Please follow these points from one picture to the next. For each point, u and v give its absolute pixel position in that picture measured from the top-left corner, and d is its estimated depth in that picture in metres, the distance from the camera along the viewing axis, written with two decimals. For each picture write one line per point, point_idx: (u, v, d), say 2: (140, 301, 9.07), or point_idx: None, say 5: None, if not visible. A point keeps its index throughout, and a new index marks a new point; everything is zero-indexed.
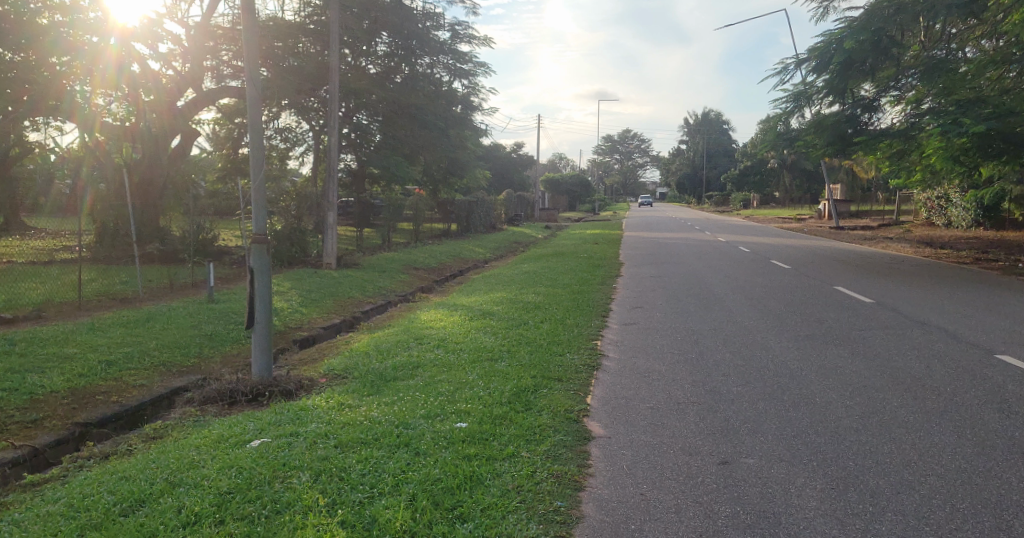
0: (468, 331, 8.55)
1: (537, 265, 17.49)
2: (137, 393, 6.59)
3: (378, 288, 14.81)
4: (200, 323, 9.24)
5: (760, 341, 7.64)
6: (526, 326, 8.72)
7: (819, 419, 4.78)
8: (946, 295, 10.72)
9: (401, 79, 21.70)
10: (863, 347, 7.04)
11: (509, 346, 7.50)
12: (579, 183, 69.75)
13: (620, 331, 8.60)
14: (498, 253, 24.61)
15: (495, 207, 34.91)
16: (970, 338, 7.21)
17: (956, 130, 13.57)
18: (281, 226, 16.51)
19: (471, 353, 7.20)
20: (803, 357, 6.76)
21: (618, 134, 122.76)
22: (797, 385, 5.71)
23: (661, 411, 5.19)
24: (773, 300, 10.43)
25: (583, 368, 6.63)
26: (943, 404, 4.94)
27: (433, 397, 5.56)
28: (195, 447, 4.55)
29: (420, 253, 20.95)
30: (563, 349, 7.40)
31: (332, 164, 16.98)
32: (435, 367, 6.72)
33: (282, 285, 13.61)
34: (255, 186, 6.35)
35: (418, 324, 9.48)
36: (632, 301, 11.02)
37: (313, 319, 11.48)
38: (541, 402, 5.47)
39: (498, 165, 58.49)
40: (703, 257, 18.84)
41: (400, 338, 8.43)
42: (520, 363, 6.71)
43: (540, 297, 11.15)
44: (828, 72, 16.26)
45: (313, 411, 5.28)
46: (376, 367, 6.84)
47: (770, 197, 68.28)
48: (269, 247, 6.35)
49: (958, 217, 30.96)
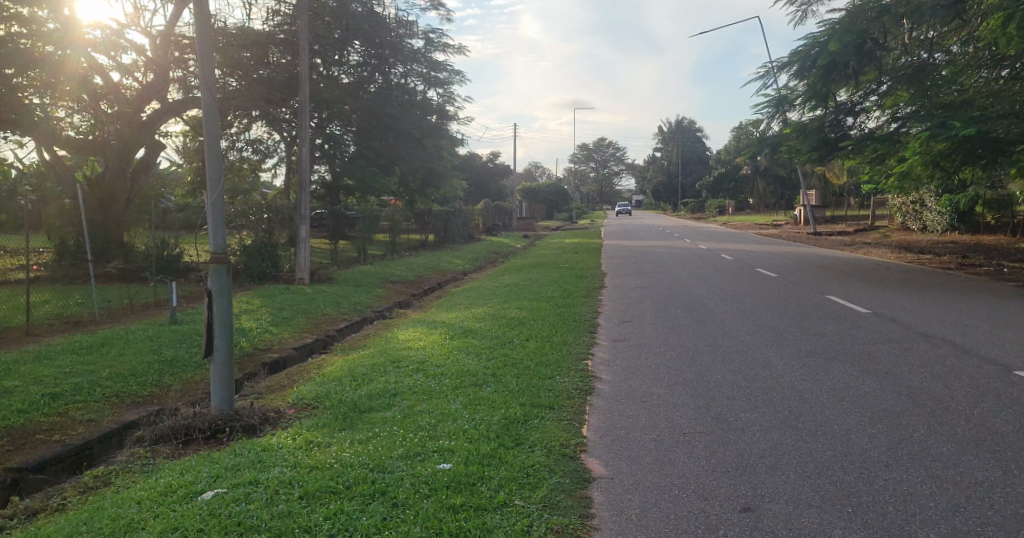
0: (449, 352, 8.00)
1: (518, 276, 16.99)
2: (83, 430, 5.92)
3: (354, 304, 14.20)
4: (159, 347, 8.56)
5: (761, 357, 7.20)
6: (511, 345, 8.18)
7: (842, 451, 4.32)
8: (941, 304, 10.43)
9: (375, 89, 20.92)
10: (871, 364, 6.64)
11: (494, 368, 6.98)
12: (556, 191, 69.44)
13: (611, 349, 8.11)
14: (477, 265, 24.09)
15: (472, 217, 34.36)
16: (983, 352, 6.85)
17: (944, 134, 13.34)
18: (251, 240, 15.85)
19: (452, 378, 6.66)
20: (809, 376, 6.32)
21: (593, 143, 122.80)
22: (810, 410, 5.27)
23: (667, 444, 4.69)
24: (767, 312, 10.03)
25: (576, 393, 6.13)
26: (974, 432, 4.52)
27: (412, 432, 5.00)
28: (137, 502, 3.92)
29: (398, 266, 20.34)
30: (552, 371, 6.87)
31: (305, 177, 16.36)
32: (414, 394, 6.18)
33: (252, 302, 12.95)
34: (212, 202, 5.76)
35: (393, 345, 8.89)
36: (620, 315, 10.53)
37: (284, 339, 10.85)
38: (532, 436, 4.94)
39: (474, 174, 58.03)
40: (687, 266, 18.46)
41: (376, 361, 7.84)
42: (507, 388, 6.18)
43: (524, 312, 10.61)
44: (811, 76, 16.05)
45: (277, 452, 4.70)
46: (349, 396, 6.26)
47: (745, 203, 68.66)
48: (230, 268, 5.76)
49: (933, 221, 31.07)
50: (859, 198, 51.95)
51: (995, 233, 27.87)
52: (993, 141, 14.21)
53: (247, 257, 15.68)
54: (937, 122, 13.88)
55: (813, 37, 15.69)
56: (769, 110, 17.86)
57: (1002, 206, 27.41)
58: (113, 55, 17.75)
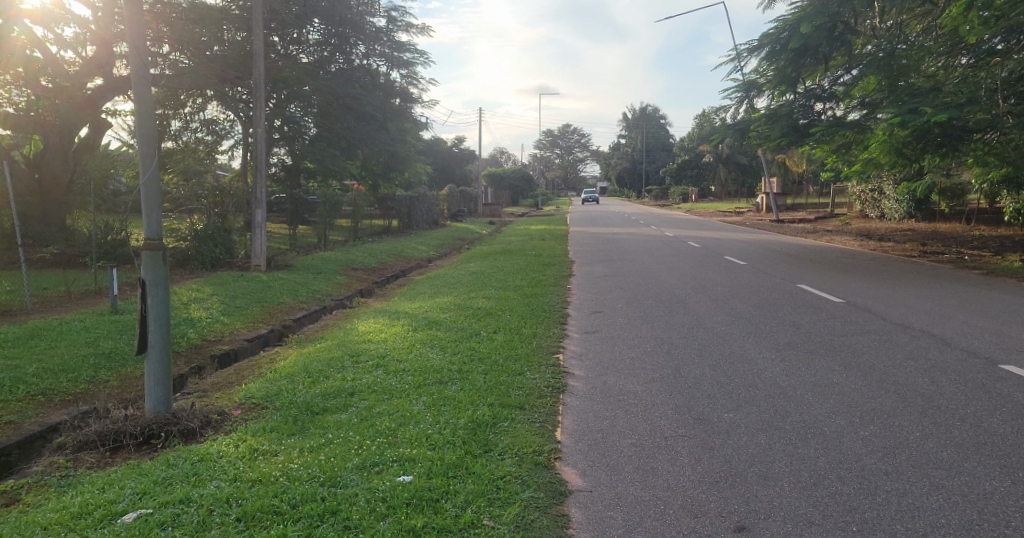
0: (412, 345, 7.54)
1: (484, 264, 16.54)
2: (1, 434, 5.32)
3: (312, 292, 13.59)
4: (97, 339, 7.91)
5: (738, 351, 6.90)
6: (478, 338, 7.76)
7: (837, 458, 4.00)
8: (911, 293, 10.31)
9: (335, 69, 20.41)
10: (853, 358, 6.39)
11: (460, 364, 6.56)
12: (521, 177, 69.02)
13: (582, 342, 7.75)
14: (442, 252, 23.55)
15: (437, 202, 33.73)
16: (964, 344, 6.63)
17: (915, 120, 13.19)
18: (203, 225, 14.98)
19: (415, 375, 6.21)
20: (792, 372, 6.02)
21: (559, 129, 122.66)
22: (795, 409, 4.97)
23: (647, 451, 4.34)
24: (740, 302, 9.78)
25: (548, 391, 5.74)
26: (973, 434, 4.23)
27: (369, 438, 4.55)
28: (43, 528, 3.39)
29: (359, 253, 19.71)
30: (522, 367, 6.48)
31: (261, 159, 15.62)
32: (373, 394, 5.71)
33: (203, 290, 12.24)
34: (145, 183, 5.20)
35: (352, 337, 8.37)
36: (591, 305, 10.17)
37: (236, 330, 10.24)
38: (502, 442, 4.54)
39: (438, 159, 57.29)
40: (655, 253, 18.25)
41: (333, 356, 7.33)
42: (474, 387, 5.77)
43: (491, 302, 10.18)
44: (782, 59, 15.89)
45: (216, 462, 4.21)
46: (302, 396, 5.76)
47: (708, 191, 69.20)
48: (167, 256, 5.22)
49: (891, 208, 31.52)
50: (818, 186, 52.74)
51: (950, 221, 28.35)
52: (961, 129, 14.17)
53: (198, 243, 14.89)
54: (908, 108, 13.75)
55: (784, 20, 15.52)
56: (738, 95, 17.71)
57: (955, 194, 27.90)
58: (54, 27, 16.67)
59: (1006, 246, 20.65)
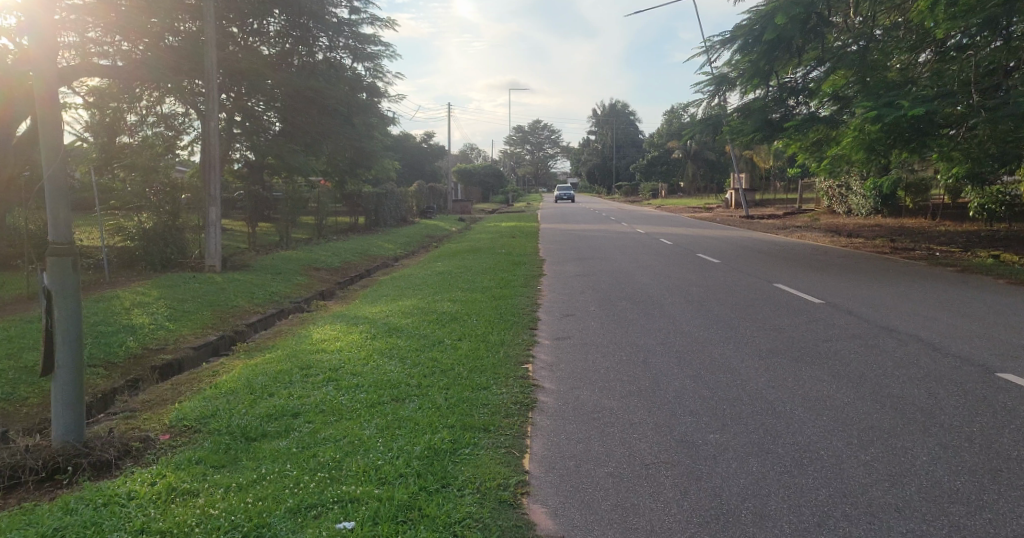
0: (369, 355, 6.97)
1: (451, 263, 15.96)
2: None
3: (269, 294, 12.88)
4: (20, 351, 7.16)
5: (719, 360, 6.47)
6: (441, 346, 7.22)
7: (839, 489, 3.56)
8: (890, 291, 10.00)
9: (299, 63, 19.59)
10: (839, 366, 5.97)
11: (420, 378, 6.01)
12: (491, 173, 68.33)
13: (553, 350, 7.25)
14: (409, 250, 22.88)
15: (405, 199, 32.97)
16: (955, 349, 6.24)
17: (892, 113, 12.89)
18: (152, 224, 14.07)
19: (370, 392, 5.66)
20: (779, 383, 5.59)
21: (529, 125, 122.18)
22: (786, 427, 4.53)
23: (627, 482, 3.87)
24: (718, 303, 9.36)
25: (516, 410, 5.24)
26: (986, 458, 3.79)
27: (309, 473, 3.99)
28: None
29: (322, 251, 18.98)
30: (487, 380, 5.96)
31: (214, 154, 14.82)
32: (320, 415, 5.15)
33: (149, 294, 11.46)
34: (50, 180, 4.57)
35: (304, 346, 7.76)
36: (562, 308, 9.69)
37: (181, 338, 9.54)
38: (462, 474, 4.00)
39: (407, 156, 56.30)
40: (626, 251, 17.86)
41: (280, 369, 6.73)
42: (433, 406, 5.23)
43: (457, 306, 9.63)
44: (755, 52, 15.53)
45: (123, 506, 3.62)
46: (240, 418, 5.18)
47: (677, 187, 69.20)
48: (78, 261, 4.59)
49: (858, 204, 31.61)
50: (785, 182, 53.08)
51: (916, 217, 28.47)
52: (936, 122, 13.94)
53: (148, 243, 13.97)
54: (884, 101, 13.45)
55: (757, 12, 15.16)
56: (709, 89, 17.35)
57: (919, 190, 28.04)
58: None
59: (972, 242, 20.68)
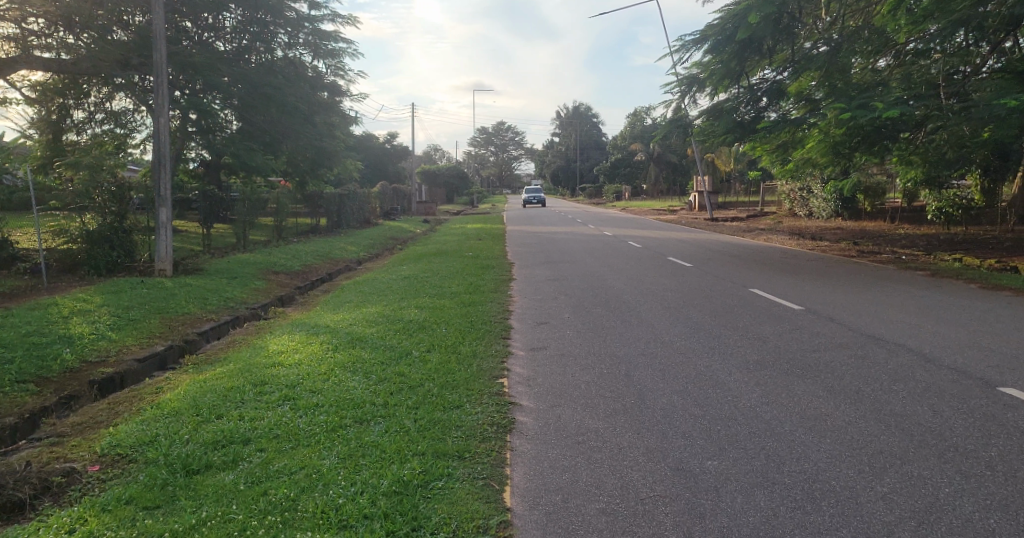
0: (329, 370, 6.41)
1: (415, 267, 15.37)
2: None
3: (223, 300, 12.18)
4: None
5: (705, 372, 6.12)
6: (409, 359, 6.71)
7: (862, 533, 3.19)
8: (867, 297, 9.81)
9: (257, 60, 18.75)
10: (833, 379, 5.64)
11: (386, 397, 5.49)
12: (455, 174, 67.72)
13: (528, 362, 6.79)
14: (373, 252, 22.22)
15: (368, 200, 32.24)
16: (948, 361, 5.96)
17: (866, 115, 12.72)
18: (96, 225, 13.21)
19: (330, 413, 5.13)
20: (773, 399, 5.23)
21: (493, 127, 121.96)
22: (787, 452, 4.15)
23: (623, 524, 3.45)
24: (696, 310, 9.05)
25: (493, 433, 4.77)
26: (1015, 490, 3.47)
27: (257, 519, 3.49)
28: None
29: (281, 254, 18.22)
30: (460, 398, 5.48)
31: (165, 152, 14.02)
32: (274, 441, 4.61)
33: (91, 300, 10.69)
34: None
35: (259, 359, 7.15)
36: (534, 315, 9.25)
37: (125, 349, 8.81)
38: (436, 513, 3.54)
39: (370, 157, 55.48)
40: (596, 254, 17.55)
41: (231, 385, 6.13)
42: (401, 430, 4.74)
43: (424, 313, 9.11)
44: (726, 52, 15.33)
45: None
46: (181, 445, 4.60)
47: (640, 189, 69.53)
48: None
49: (820, 207, 31.91)
50: (745, 185, 53.72)
51: (876, 219, 28.80)
52: (907, 124, 13.84)
53: (91, 245, 13.10)
54: (857, 103, 13.30)
55: (729, 11, 14.95)
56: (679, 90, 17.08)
57: (878, 193, 28.45)
58: None
59: (933, 245, 20.92)
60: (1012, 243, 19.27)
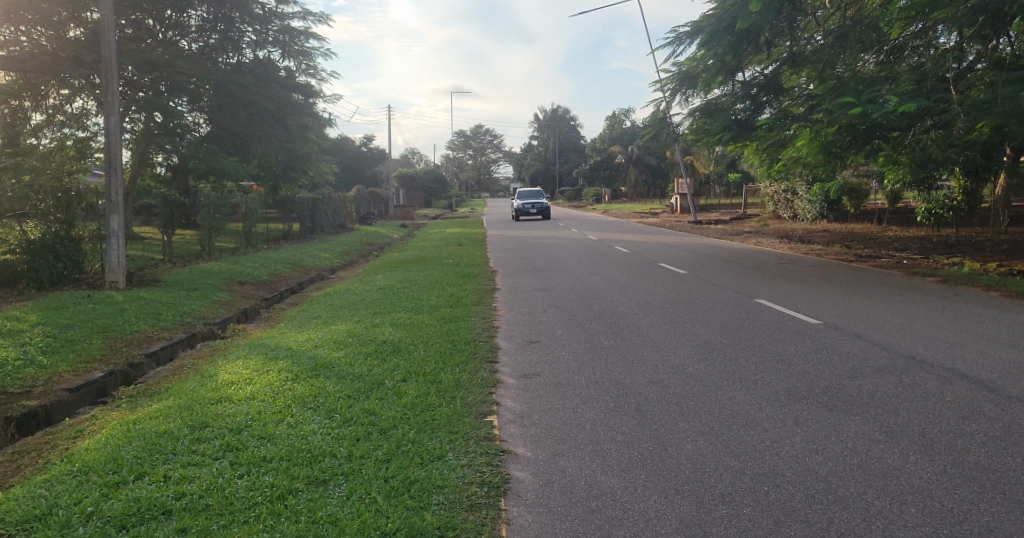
0: (285, 409, 5.35)
1: (391, 276, 14.28)
2: None
3: (179, 315, 11.03)
4: None
5: (732, 407, 5.17)
6: (382, 392, 5.69)
7: None
8: (885, 308, 8.97)
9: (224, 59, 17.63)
10: (887, 417, 4.71)
11: (351, 446, 4.48)
12: (434, 177, 66.48)
13: (517, 393, 5.80)
14: (347, 259, 21.13)
15: (343, 205, 30.96)
16: (1012, 391, 5.11)
17: (877, 110, 11.84)
18: (39, 234, 11.89)
19: (280, 471, 4.12)
20: (822, 445, 4.30)
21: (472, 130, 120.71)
22: (866, 530, 3.21)
23: None
24: (702, 326, 8.12)
25: (486, 499, 3.78)
26: None
27: None
28: None
29: (249, 262, 17.11)
30: (444, 446, 4.49)
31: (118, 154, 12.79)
32: (204, 517, 3.57)
33: (26, 319, 9.51)
34: None
35: (204, 393, 6.05)
36: (524, 332, 8.27)
37: (55, 377, 7.63)
38: None
39: (346, 161, 54.13)
40: (584, 260, 16.61)
41: (164, 430, 5.04)
42: (369, 495, 3.74)
43: (399, 333, 8.07)
44: (723, 44, 14.40)
45: None
46: (79, 527, 3.54)
47: (620, 192, 68.72)
48: None
49: (804, 209, 31.24)
50: (726, 188, 53.08)
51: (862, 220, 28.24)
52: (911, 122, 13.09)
53: (33, 256, 11.77)
54: (863, 98, 12.46)
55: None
56: (670, 87, 16.19)
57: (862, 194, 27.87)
58: None
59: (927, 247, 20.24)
60: (1007, 245, 18.71)
